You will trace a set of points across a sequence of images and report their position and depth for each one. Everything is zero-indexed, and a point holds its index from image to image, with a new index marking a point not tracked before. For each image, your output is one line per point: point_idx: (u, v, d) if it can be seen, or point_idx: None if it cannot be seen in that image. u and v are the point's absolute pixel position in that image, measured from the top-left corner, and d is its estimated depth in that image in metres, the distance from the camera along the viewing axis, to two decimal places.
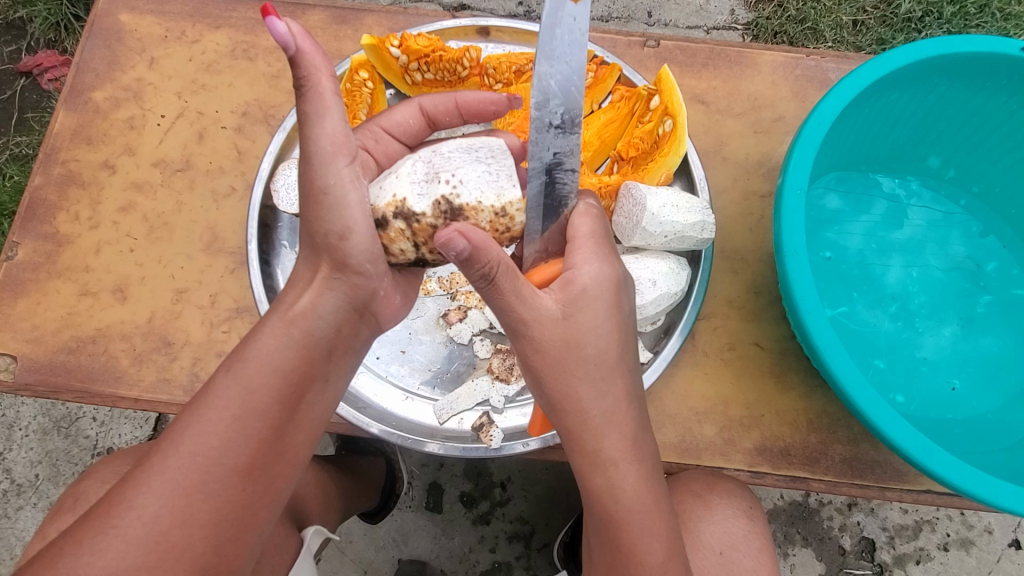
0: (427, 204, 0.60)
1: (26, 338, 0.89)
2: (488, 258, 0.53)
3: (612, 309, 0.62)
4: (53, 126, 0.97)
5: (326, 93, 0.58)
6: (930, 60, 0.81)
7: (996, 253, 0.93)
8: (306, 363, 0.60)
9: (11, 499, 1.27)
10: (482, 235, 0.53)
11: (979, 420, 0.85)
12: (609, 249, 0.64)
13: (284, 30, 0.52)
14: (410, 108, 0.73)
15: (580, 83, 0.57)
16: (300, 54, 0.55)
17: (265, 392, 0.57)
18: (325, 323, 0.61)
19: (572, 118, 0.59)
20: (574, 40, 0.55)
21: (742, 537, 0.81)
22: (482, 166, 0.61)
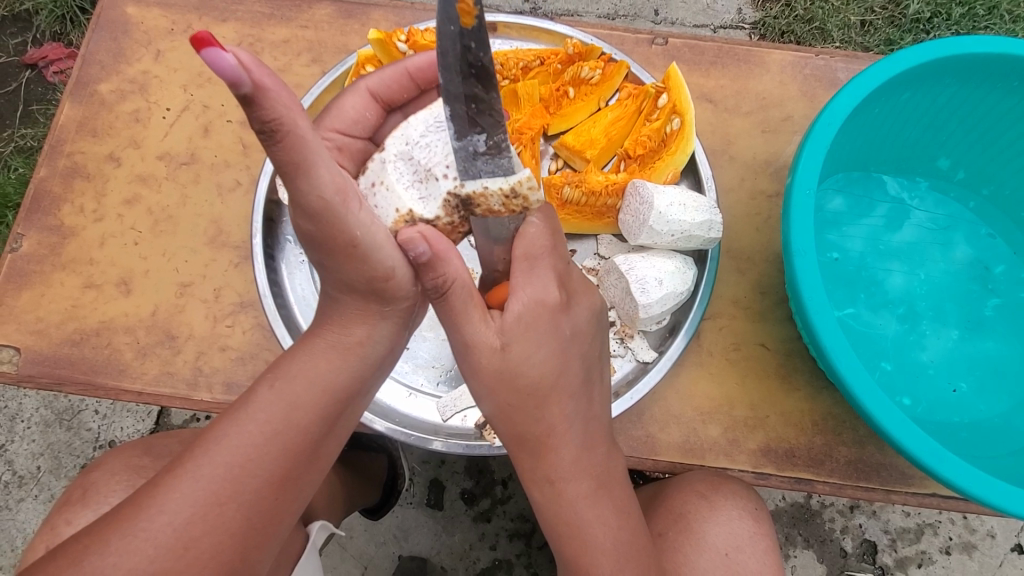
0: (437, 207, 0.61)
1: (30, 330, 0.88)
2: (443, 271, 0.55)
3: (552, 332, 0.61)
4: (59, 118, 0.97)
5: (307, 136, 0.45)
6: (942, 60, 0.80)
7: (1005, 256, 0.92)
8: (338, 374, 0.60)
9: (13, 491, 1.28)
10: (443, 245, 0.55)
11: (985, 424, 0.84)
12: (549, 268, 0.62)
13: (231, 62, 0.37)
14: (359, 98, 0.72)
15: (496, 109, 0.55)
16: (260, 92, 0.40)
17: (310, 411, 0.58)
18: (380, 348, 0.63)
19: (497, 144, 0.57)
20: (475, 66, 0.52)
21: (747, 538, 0.78)
22: None
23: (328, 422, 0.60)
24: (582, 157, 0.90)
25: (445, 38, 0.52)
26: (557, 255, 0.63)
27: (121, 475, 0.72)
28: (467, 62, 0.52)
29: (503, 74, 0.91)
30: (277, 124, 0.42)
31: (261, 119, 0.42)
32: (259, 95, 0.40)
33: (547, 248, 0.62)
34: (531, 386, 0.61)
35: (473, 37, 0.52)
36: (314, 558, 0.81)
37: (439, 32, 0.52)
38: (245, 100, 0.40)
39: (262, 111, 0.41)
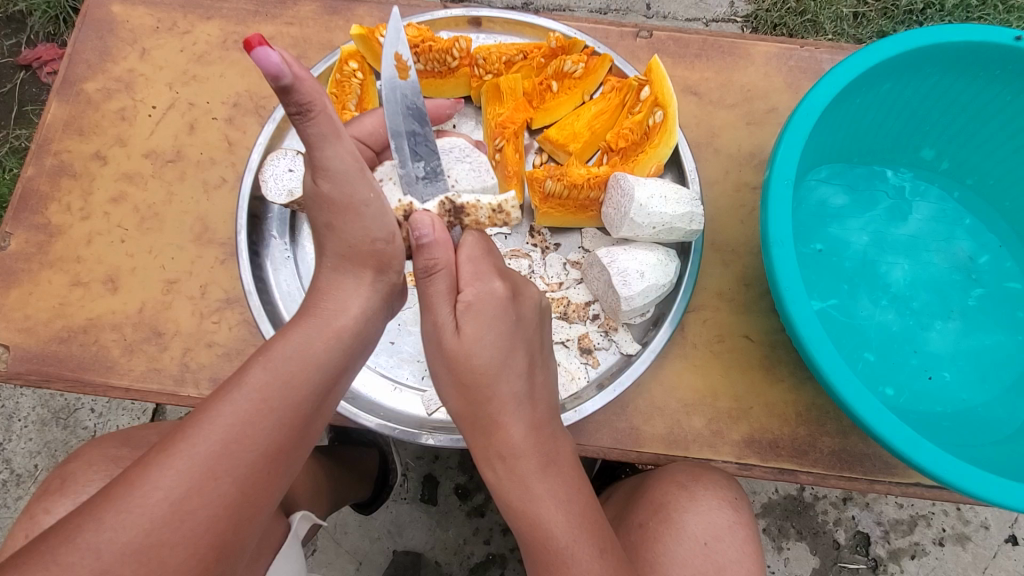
0: (433, 205, 0.68)
1: (19, 328, 0.89)
2: (435, 256, 0.62)
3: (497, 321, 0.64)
4: (46, 117, 0.97)
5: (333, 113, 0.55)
6: (922, 49, 0.80)
7: (990, 246, 0.93)
8: (320, 347, 0.60)
9: (10, 489, 1.29)
10: (444, 238, 0.63)
11: (968, 412, 0.85)
12: (489, 267, 0.67)
13: (275, 58, 0.47)
14: (376, 116, 0.76)
15: (430, 140, 0.67)
16: (298, 82, 0.50)
17: (302, 382, 0.57)
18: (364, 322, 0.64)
19: (434, 170, 0.68)
20: (411, 108, 0.66)
21: (728, 528, 0.78)
22: (464, 165, 0.73)
23: (320, 397, 0.59)
24: (565, 150, 0.90)
25: (387, 87, 0.65)
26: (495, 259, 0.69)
27: (102, 467, 0.72)
28: (405, 104, 0.66)
29: (487, 69, 0.91)
30: (308, 106, 0.52)
31: (296, 103, 0.52)
32: (298, 86, 0.50)
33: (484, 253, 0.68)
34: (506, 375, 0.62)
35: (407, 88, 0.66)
36: (295, 548, 0.81)
37: (381, 83, 0.65)
38: (284, 89, 0.50)
39: (297, 96, 0.51)
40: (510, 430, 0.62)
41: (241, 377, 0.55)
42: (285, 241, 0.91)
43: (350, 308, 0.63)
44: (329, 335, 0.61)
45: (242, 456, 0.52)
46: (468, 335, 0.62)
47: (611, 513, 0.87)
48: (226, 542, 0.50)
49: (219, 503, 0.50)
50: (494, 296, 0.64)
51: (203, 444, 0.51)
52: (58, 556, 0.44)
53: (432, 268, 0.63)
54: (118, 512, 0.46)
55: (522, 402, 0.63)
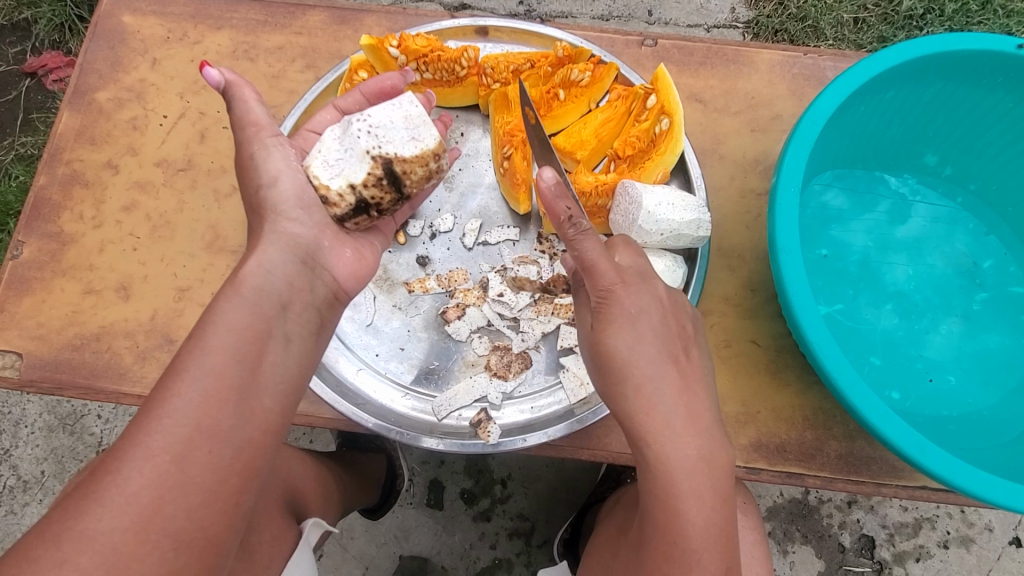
0: (363, 161, 0.67)
1: (32, 335, 0.90)
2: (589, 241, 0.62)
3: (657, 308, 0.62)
4: (57, 126, 0.99)
5: (253, 101, 0.67)
6: (926, 57, 0.81)
7: (993, 251, 0.94)
8: (261, 322, 0.58)
9: (18, 496, 1.29)
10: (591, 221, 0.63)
11: (974, 415, 0.85)
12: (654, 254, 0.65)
13: (212, 69, 0.64)
14: (329, 111, 0.77)
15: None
16: (230, 85, 0.66)
17: (224, 354, 0.55)
18: (275, 280, 0.62)
19: (368, 129, 0.67)
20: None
21: (736, 532, 0.79)
22: (383, 105, 0.69)
23: (249, 364, 0.56)
24: (573, 158, 0.92)
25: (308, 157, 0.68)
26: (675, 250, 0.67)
27: None
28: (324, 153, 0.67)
29: (495, 77, 0.92)
30: (234, 100, 0.66)
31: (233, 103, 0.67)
32: (228, 87, 0.66)
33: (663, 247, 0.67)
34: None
35: (321, 143, 0.68)
36: (307, 555, 0.81)
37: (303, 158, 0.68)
38: (223, 91, 0.66)
39: (230, 92, 0.66)
40: None
41: (176, 367, 0.53)
42: None
43: (269, 270, 0.61)
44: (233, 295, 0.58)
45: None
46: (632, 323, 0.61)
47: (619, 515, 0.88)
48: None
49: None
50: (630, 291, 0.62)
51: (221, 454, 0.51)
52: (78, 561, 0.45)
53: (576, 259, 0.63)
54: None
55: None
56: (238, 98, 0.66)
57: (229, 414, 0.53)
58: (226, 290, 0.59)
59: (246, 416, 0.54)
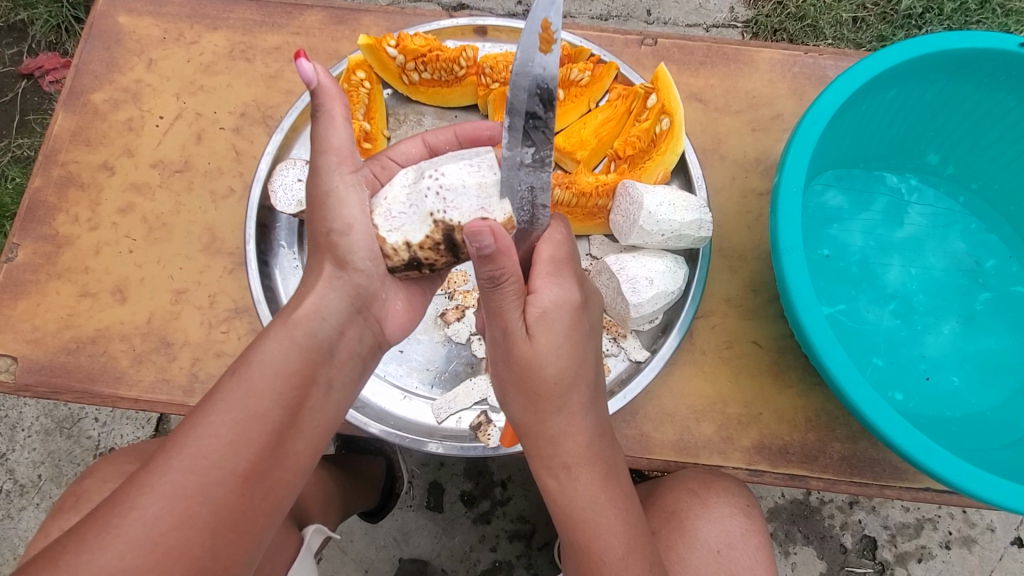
0: (424, 224, 0.62)
1: (27, 339, 0.89)
2: (503, 263, 0.55)
3: (571, 328, 0.62)
4: (53, 128, 0.98)
5: (337, 118, 0.61)
6: (929, 55, 0.81)
7: (996, 251, 0.93)
8: (309, 368, 0.59)
9: (14, 500, 1.28)
10: (507, 240, 0.56)
11: (977, 416, 0.85)
12: (570, 271, 0.65)
13: (311, 69, 0.57)
14: (413, 141, 0.74)
15: (548, 127, 0.61)
16: (321, 89, 0.59)
17: (270, 397, 0.54)
18: (328, 325, 0.62)
19: (437, 190, 0.61)
20: (542, 88, 0.59)
21: (739, 535, 0.78)
22: (464, 162, 0.62)
23: (290, 411, 0.56)
24: (573, 158, 0.91)
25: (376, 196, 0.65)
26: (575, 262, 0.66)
27: (114, 482, 0.72)
28: (390, 202, 0.63)
29: (494, 78, 0.91)
30: (321, 108, 0.60)
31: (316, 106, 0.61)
32: (320, 91, 0.59)
33: (566, 257, 0.65)
34: (563, 389, 0.62)
35: (391, 189, 0.64)
36: (309, 562, 0.81)
37: (374, 195, 0.65)
38: (312, 93, 0.60)
39: (318, 97, 0.60)
40: (540, 441, 0.64)
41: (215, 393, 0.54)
42: (295, 251, 0.91)
43: (325, 315, 0.62)
44: (286, 338, 0.58)
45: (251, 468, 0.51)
46: (541, 345, 0.60)
47: None
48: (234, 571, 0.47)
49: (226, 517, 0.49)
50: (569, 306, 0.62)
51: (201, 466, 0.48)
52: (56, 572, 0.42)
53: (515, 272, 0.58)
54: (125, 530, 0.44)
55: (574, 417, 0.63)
56: (322, 112, 0.60)
57: (245, 430, 0.52)
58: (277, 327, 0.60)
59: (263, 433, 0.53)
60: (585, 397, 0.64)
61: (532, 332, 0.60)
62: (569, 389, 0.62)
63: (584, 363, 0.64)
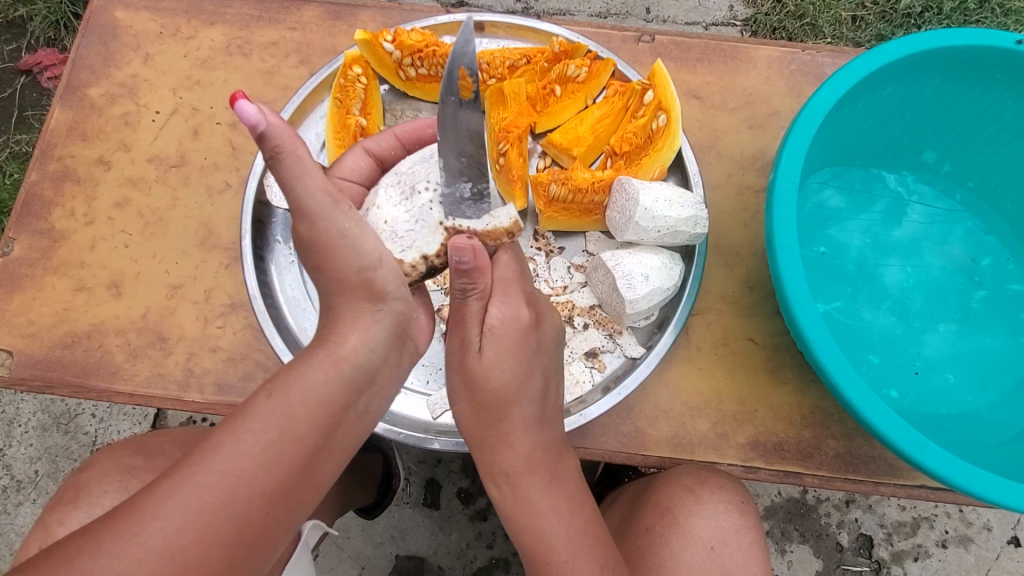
0: (437, 237, 0.66)
1: (22, 333, 0.89)
2: (475, 279, 0.62)
3: (519, 346, 0.66)
4: (49, 122, 0.98)
5: (304, 156, 0.53)
6: (925, 52, 0.81)
7: (992, 249, 0.93)
8: (349, 398, 0.55)
9: (11, 495, 1.28)
10: (482, 258, 0.62)
11: (972, 414, 0.85)
12: (518, 291, 0.68)
13: (252, 109, 0.48)
14: (357, 153, 0.74)
15: (483, 163, 0.63)
16: (269, 131, 0.50)
17: (310, 425, 0.52)
18: (374, 356, 0.59)
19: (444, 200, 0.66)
20: (472, 133, 0.60)
21: (735, 532, 0.77)
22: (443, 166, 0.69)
23: (328, 437, 0.53)
24: (569, 154, 0.90)
25: (372, 219, 0.66)
26: (523, 280, 0.70)
27: (108, 475, 0.71)
28: (394, 222, 0.66)
29: (490, 73, 0.92)
30: (280, 151, 0.51)
31: (269, 150, 0.51)
32: (270, 133, 0.50)
33: (516, 275, 0.69)
34: (524, 390, 0.66)
35: (384, 212, 0.67)
36: (303, 556, 0.80)
37: (368, 218, 0.67)
38: (258, 137, 0.50)
39: (269, 141, 0.50)
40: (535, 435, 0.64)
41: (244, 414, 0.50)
42: (291, 246, 0.91)
43: (368, 343, 0.58)
44: (331, 364, 0.55)
45: (272, 478, 0.48)
46: (487, 360, 0.64)
47: (617, 517, 0.87)
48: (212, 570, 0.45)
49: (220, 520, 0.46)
50: (517, 322, 0.66)
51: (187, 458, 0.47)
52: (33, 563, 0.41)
53: (470, 292, 0.64)
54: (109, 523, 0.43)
55: (530, 425, 0.67)
56: (285, 154, 0.51)
57: (277, 455, 0.49)
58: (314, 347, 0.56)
59: (294, 457, 0.50)
60: (529, 414, 0.66)
61: (482, 348, 0.64)
62: (515, 399, 0.65)
63: (529, 380, 0.67)
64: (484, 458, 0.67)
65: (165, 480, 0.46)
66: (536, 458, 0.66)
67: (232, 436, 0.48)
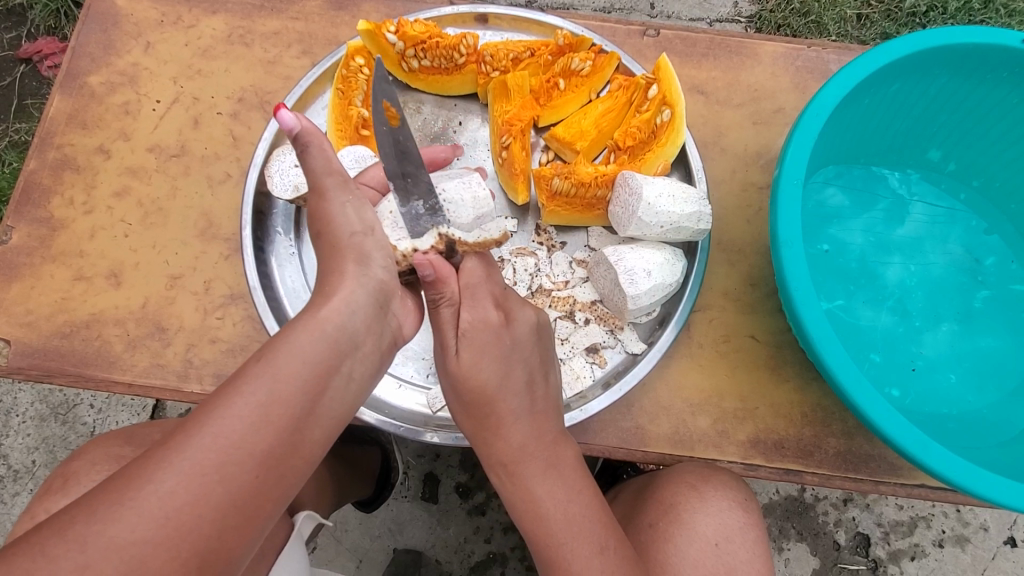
0: (430, 236, 0.67)
1: (21, 322, 0.88)
2: (442, 289, 0.64)
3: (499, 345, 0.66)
4: (48, 110, 0.97)
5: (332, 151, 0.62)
6: (932, 49, 0.80)
7: (996, 249, 0.92)
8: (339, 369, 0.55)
9: (8, 485, 1.28)
10: (446, 269, 0.65)
11: (973, 415, 0.84)
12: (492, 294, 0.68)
13: (290, 117, 0.58)
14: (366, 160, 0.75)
15: (426, 180, 0.66)
16: (305, 134, 0.60)
17: (292, 384, 0.51)
18: (359, 327, 0.58)
19: (434, 207, 0.67)
20: (405, 152, 0.64)
21: (736, 529, 0.77)
22: (458, 181, 0.73)
23: (312, 397, 0.52)
24: (572, 148, 0.90)
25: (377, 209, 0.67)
26: (492, 283, 0.69)
27: (106, 465, 0.71)
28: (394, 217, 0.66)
29: (494, 66, 0.91)
30: (312, 148, 0.61)
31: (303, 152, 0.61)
32: (304, 135, 0.60)
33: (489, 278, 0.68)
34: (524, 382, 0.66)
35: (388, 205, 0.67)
36: (300, 548, 0.80)
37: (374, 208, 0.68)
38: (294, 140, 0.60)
39: (301, 140, 0.60)
40: None
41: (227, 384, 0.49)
42: (291, 238, 0.90)
43: (353, 316, 0.58)
44: (314, 328, 0.55)
45: (254, 438, 0.48)
46: (464, 361, 0.64)
47: (618, 514, 0.87)
48: (218, 558, 0.45)
49: (223, 511, 0.45)
50: (491, 325, 0.66)
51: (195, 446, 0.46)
52: (47, 548, 0.41)
53: (439, 300, 0.65)
54: (115, 510, 0.43)
55: (520, 416, 0.66)
56: (317, 150, 0.61)
57: (263, 423, 0.48)
58: (303, 318, 0.56)
59: (285, 433, 0.49)
60: (516, 407, 0.66)
61: (458, 351, 0.65)
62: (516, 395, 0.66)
63: (509, 375, 0.66)
64: (482, 447, 0.68)
65: (161, 446, 0.46)
66: (531, 447, 0.66)
67: (218, 402, 0.48)
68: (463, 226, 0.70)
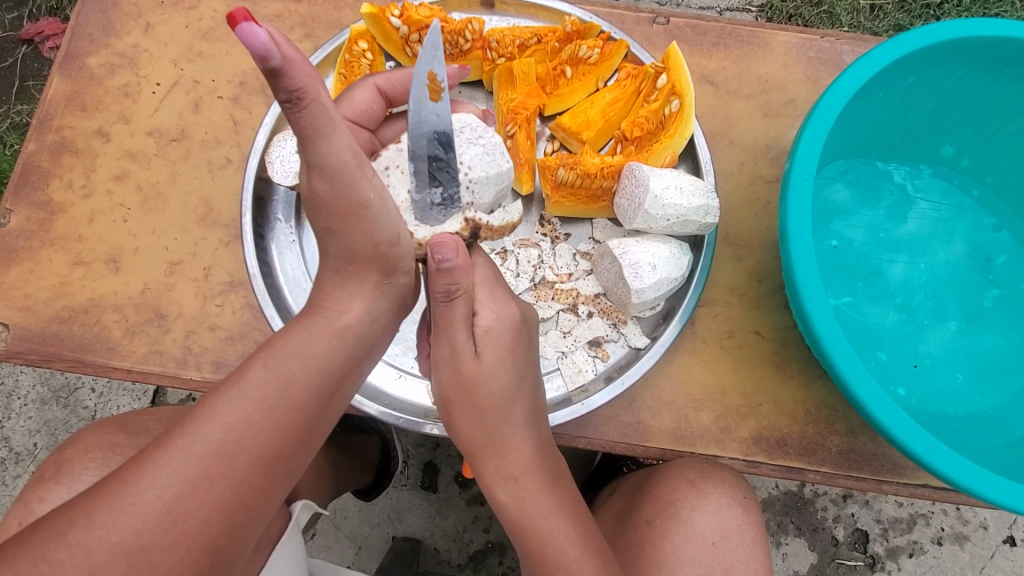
0: (455, 220, 0.65)
1: (20, 306, 0.88)
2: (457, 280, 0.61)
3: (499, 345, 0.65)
4: (48, 92, 0.95)
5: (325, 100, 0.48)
6: (950, 42, 0.78)
7: (1007, 246, 0.91)
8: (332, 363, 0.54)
9: (9, 467, 1.28)
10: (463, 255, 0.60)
11: (979, 415, 0.83)
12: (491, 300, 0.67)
13: (262, 35, 0.41)
14: (367, 90, 0.73)
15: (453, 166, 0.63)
16: (287, 64, 0.43)
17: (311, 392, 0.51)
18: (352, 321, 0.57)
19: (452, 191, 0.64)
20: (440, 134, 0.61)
21: (736, 527, 0.77)
22: (477, 147, 0.66)
23: (325, 401, 0.54)
24: (578, 138, 0.88)
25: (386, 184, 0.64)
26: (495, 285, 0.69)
27: (100, 453, 0.71)
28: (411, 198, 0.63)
29: (500, 52, 0.90)
30: (300, 88, 0.45)
31: (285, 88, 0.45)
32: (286, 66, 0.43)
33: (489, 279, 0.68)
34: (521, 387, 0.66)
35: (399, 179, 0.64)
36: (297, 539, 0.79)
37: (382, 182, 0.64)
38: (271, 72, 0.43)
39: (285, 77, 0.44)
40: None
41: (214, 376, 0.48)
42: (292, 226, 0.89)
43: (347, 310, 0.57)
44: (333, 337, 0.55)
45: (268, 440, 0.49)
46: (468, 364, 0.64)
47: (617, 509, 0.86)
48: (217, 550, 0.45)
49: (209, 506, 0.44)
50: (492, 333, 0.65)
51: (197, 440, 0.46)
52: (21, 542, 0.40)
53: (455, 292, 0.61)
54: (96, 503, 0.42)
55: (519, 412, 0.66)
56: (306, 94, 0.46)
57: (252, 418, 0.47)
58: None
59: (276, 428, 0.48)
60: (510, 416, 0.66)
61: (477, 353, 0.64)
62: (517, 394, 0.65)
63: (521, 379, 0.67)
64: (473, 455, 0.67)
65: None
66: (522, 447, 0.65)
67: None
68: (483, 205, 0.67)
